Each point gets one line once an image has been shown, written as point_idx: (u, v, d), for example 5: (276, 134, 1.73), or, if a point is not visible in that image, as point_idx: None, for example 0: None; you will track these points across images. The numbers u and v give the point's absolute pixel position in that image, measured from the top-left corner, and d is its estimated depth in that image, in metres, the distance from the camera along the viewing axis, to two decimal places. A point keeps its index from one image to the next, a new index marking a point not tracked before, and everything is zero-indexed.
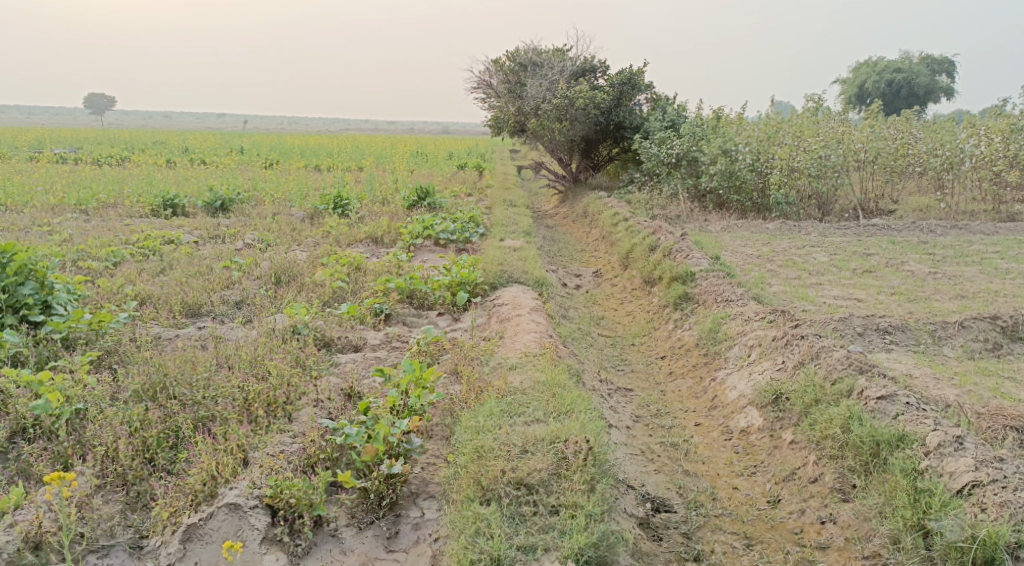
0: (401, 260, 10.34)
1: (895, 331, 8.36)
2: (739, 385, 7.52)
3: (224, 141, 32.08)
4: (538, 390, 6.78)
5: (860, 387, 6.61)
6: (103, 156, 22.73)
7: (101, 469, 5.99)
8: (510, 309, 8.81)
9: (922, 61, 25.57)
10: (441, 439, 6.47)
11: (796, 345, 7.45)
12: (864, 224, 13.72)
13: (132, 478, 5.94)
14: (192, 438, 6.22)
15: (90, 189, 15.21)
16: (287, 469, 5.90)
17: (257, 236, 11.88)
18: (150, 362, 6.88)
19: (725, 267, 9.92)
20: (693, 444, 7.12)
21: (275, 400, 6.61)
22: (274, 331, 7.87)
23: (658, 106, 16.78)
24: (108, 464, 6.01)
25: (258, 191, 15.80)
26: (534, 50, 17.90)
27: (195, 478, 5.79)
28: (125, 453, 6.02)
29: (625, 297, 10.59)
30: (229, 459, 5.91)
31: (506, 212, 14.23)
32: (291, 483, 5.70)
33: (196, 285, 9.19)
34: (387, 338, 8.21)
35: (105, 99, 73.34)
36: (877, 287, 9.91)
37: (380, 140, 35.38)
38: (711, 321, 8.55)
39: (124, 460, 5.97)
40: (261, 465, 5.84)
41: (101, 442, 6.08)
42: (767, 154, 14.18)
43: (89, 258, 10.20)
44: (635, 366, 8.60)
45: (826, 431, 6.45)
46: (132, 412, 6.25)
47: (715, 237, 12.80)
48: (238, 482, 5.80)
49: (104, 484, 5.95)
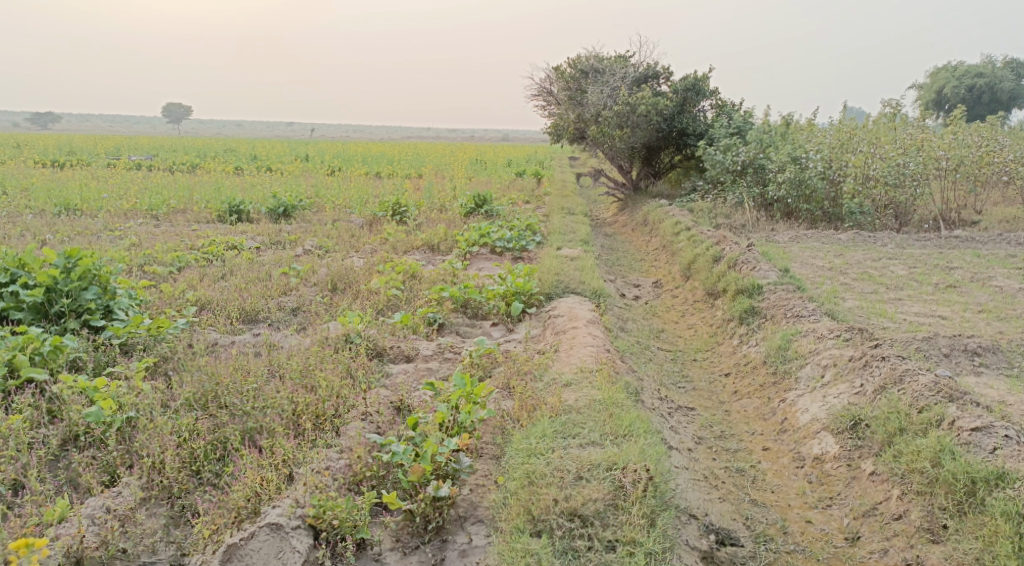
0: (457, 268, 10.05)
1: (984, 352, 7.81)
2: (812, 409, 7.01)
3: (290, 148, 32.46)
4: (594, 409, 6.38)
5: (951, 416, 6.08)
6: (176, 163, 23.07)
7: (148, 481, 5.72)
8: (567, 322, 8.42)
9: (1005, 65, 24.48)
10: (492, 459, 6.09)
11: (876, 367, 6.95)
12: (944, 236, 13.00)
13: (178, 491, 5.68)
14: (238, 450, 5.96)
15: (161, 194, 15.32)
16: (331, 488, 5.60)
17: (317, 242, 11.71)
18: (204, 370, 6.65)
19: (796, 280, 9.40)
20: (761, 470, 6.64)
21: (323, 413, 6.33)
22: (326, 340, 7.62)
23: (723, 113, 16.24)
24: (155, 475, 5.74)
25: (321, 198, 15.72)
26: (596, 56, 17.51)
27: (238, 494, 5.51)
28: (171, 464, 5.75)
29: (687, 309, 10.10)
30: (272, 474, 5.63)
31: (565, 221, 13.84)
32: (334, 503, 5.40)
33: (255, 291, 9.02)
34: (440, 349, 7.88)
35: (179, 107, 75.23)
36: (963, 304, 9.30)
37: (442, 148, 35.46)
38: (781, 338, 8.04)
39: (170, 472, 5.70)
40: (305, 483, 5.54)
41: (149, 453, 5.83)
42: (839, 162, 13.58)
43: (154, 263, 10.16)
44: (697, 384, 8.12)
45: (913, 465, 5.92)
46: (182, 421, 6.00)
47: (783, 247, 12.23)
48: (281, 500, 5.51)
49: (149, 497, 5.68)
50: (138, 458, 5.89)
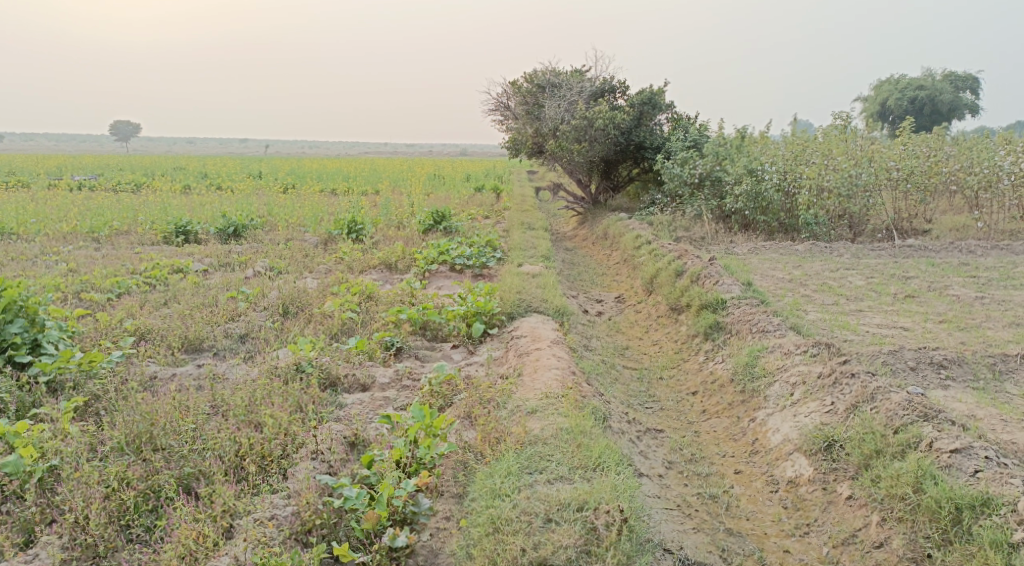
0: (415, 288, 9.70)
1: (950, 365, 7.68)
2: (783, 429, 6.80)
3: (242, 165, 31.77)
4: (560, 440, 6.08)
5: (929, 437, 5.90)
6: (120, 183, 22.40)
7: (71, 539, 5.31)
8: (529, 343, 8.11)
9: (945, 77, 24.82)
10: (453, 498, 5.76)
11: (847, 384, 6.75)
12: (898, 245, 12.97)
13: (104, 551, 5.27)
14: (173, 501, 5.57)
15: (103, 215, 14.76)
16: (275, 541, 5.24)
17: (268, 263, 11.28)
18: (138, 408, 6.21)
19: (759, 294, 9.22)
20: (735, 496, 6.39)
21: (269, 453, 5.96)
22: (275, 370, 7.23)
23: (679, 126, 16.14)
24: (78, 533, 5.32)
25: (273, 216, 15.25)
26: (552, 70, 17.29)
27: (171, 553, 5.13)
28: (97, 521, 5.34)
29: (651, 325, 9.87)
30: (210, 529, 5.24)
31: (525, 236, 13.57)
32: (279, 560, 5.03)
33: (199, 318, 8.59)
34: (397, 376, 7.54)
35: (127, 125, 73.59)
36: (923, 314, 9.20)
37: (398, 163, 35.02)
38: (748, 355, 7.82)
39: (95, 529, 5.29)
40: (247, 538, 5.17)
41: (72, 508, 5.42)
42: (795, 173, 13.51)
43: (91, 289, 9.69)
44: (665, 403, 7.87)
45: (892, 490, 5.72)
46: (110, 469, 5.60)
47: (743, 260, 12.09)
48: (219, 558, 5.13)
49: (71, 558, 5.25)
50: (60, 513, 5.48)
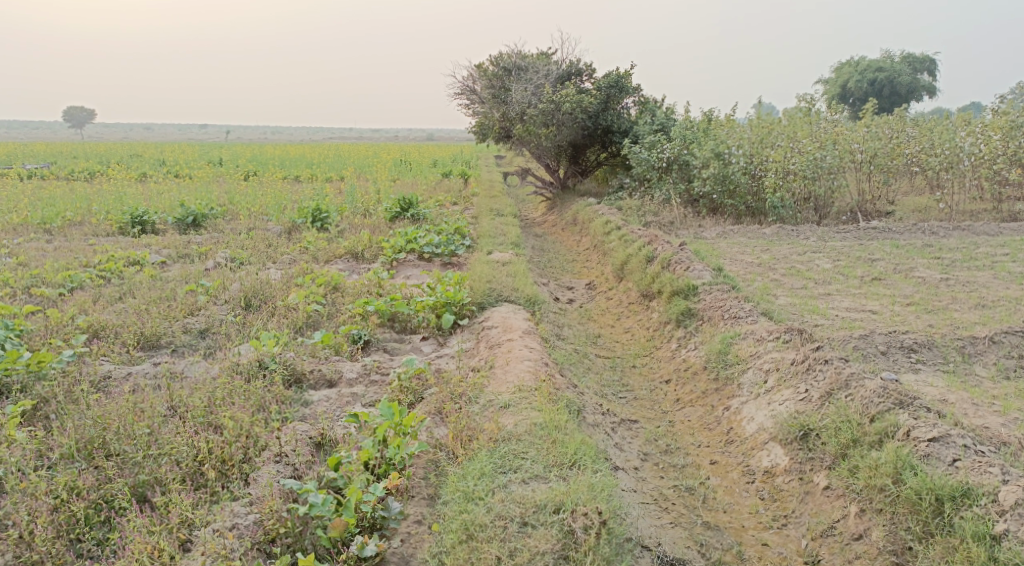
0: (382, 278, 9.48)
1: (921, 348, 7.64)
2: (758, 417, 6.72)
3: (202, 152, 31.13)
4: (534, 436, 5.94)
5: (906, 425, 5.83)
6: (75, 171, 21.78)
7: (15, 557, 5.09)
8: (500, 334, 7.95)
9: (903, 59, 24.92)
10: (424, 500, 5.58)
11: (820, 371, 6.67)
12: (863, 227, 12.98)
13: None
14: (126, 512, 5.37)
15: (56, 206, 14.33)
16: (237, 553, 5.06)
17: (230, 254, 10.98)
18: (89, 413, 6.01)
19: (730, 279, 9.12)
20: (711, 488, 6.30)
21: (229, 458, 5.76)
22: (238, 368, 7.00)
23: (647, 109, 16.01)
24: (23, 549, 5.12)
25: (234, 205, 14.89)
26: (517, 53, 17.04)
27: None
28: (43, 536, 5.13)
29: (622, 312, 9.76)
30: (166, 543, 5.04)
31: (493, 222, 13.38)
32: None
33: (157, 313, 8.32)
34: (365, 371, 7.34)
35: (82, 111, 71.83)
36: (891, 297, 9.17)
37: (364, 147, 34.60)
38: (720, 342, 7.72)
39: (41, 544, 5.08)
40: (205, 551, 4.98)
41: (17, 522, 5.21)
42: (760, 156, 13.45)
43: (42, 284, 9.36)
44: (638, 393, 7.75)
45: (871, 480, 5.66)
46: (59, 479, 5.40)
47: (711, 244, 12.01)
48: None
49: None
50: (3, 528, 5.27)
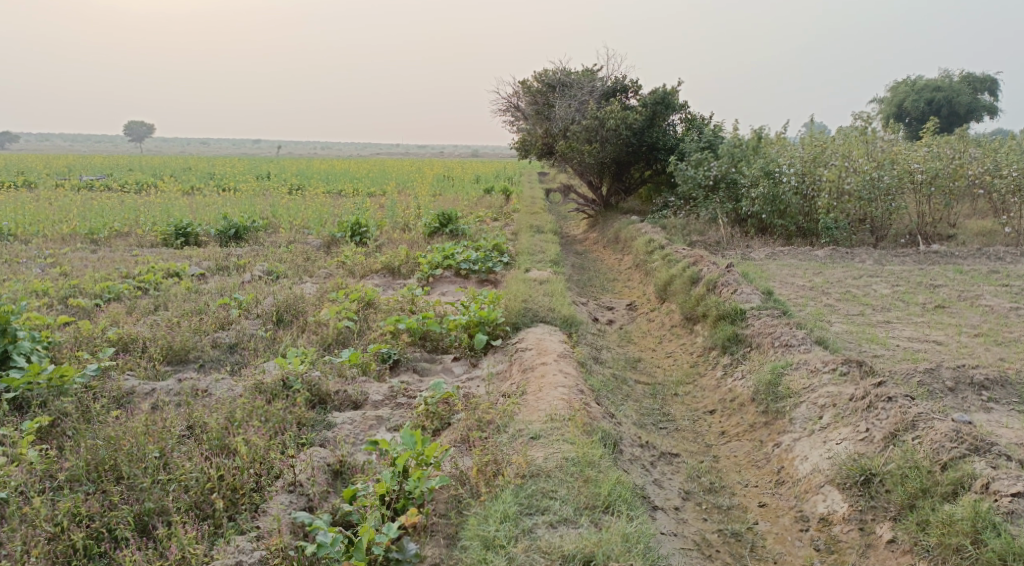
0: (417, 295, 9.05)
1: (992, 386, 6.99)
2: (812, 457, 6.17)
3: (253, 166, 31.24)
4: (566, 473, 5.49)
5: (984, 477, 5.30)
6: (126, 182, 21.86)
7: None
8: (535, 356, 7.49)
9: (962, 78, 24.01)
10: (444, 540, 5.17)
11: (882, 409, 6.09)
12: (922, 251, 12.29)
13: None
14: (129, 543, 5.03)
15: (105, 216, 14.25)
16: None
17: (267, 267, 10.72)
18: (103, 432, 5.68)
19: (780, 304, 8.52)
20: (760, 534, 5.78)
21: (241, 486, 5.39)
22: (260, 387, 6.64)
23: (693, 127, 15.49)
24: None
25: (277, 217, 14.68)
26: (563, 70, 16.72)
27: None
28: None
29: (664, 336, 9.23)
30: None
31: (534, 239, 12.96)
32: None
33: (186, 326, 8.01)
34: (391, 394, 6.92)
35: (141, 126, 73.48)
36: (956, 327, 8.51)
37: (410, 163, 34.57)
38: (770, 372, 7.15)
39: None
40: None
41: (16, 551, 4.88)
42: (813, 175, 12.87)
43: (80, 294, 9.17)
44: (680, 423, 7.22)
45: (945, 539, 5.14)
46: (60, 505, 5.09)
47: (760, 265, 11.44)
48: None
49: None
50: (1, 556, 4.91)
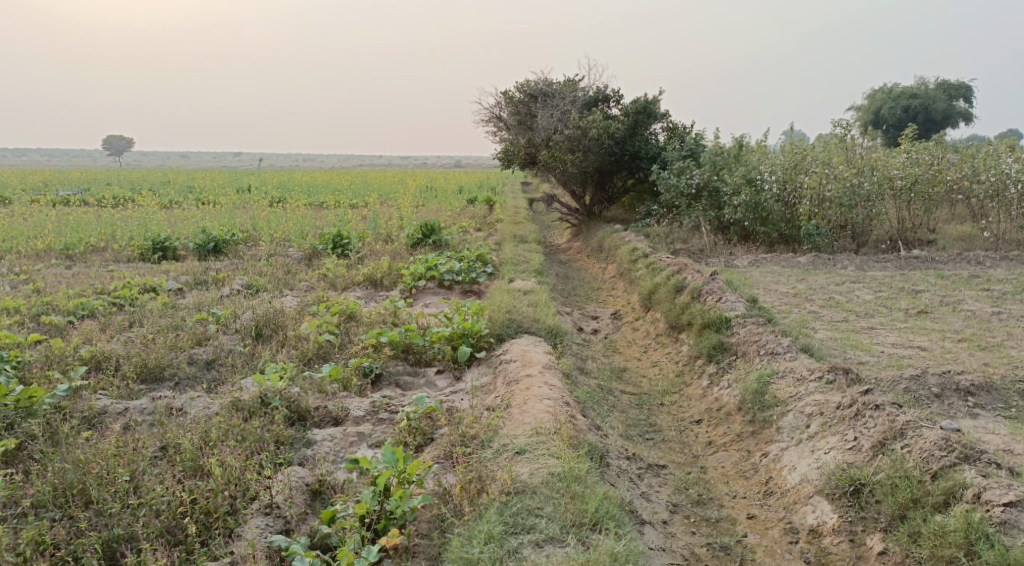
0: (399, 307, 8.91)
1: (978, 392, 6.94)
2: (800, 467, 6.09)
3: (235, 179, 30.98)
4: (552, 489, 5.38)
5: (975, 487, 5.24)
6: (105, 197, 21.58)
7: None
8: (518, 369, 7.37)
9: (938, 85, 24.17)
10: (427, 561, 5.05)
11: (870, 418, 6.02)
12: (903, 257, 12.27)
13: None
14: None
15: (82, 231, 14.02)
16: None
17: (246, 281, 10.55)
18: (71, 455, 5.51)
19: (765, 312, 8.46)
20: (749, 547, 5.68)
21: (215, 509, 5.26)
22: (238, 404, 6.49)
23: (675, 135, 15.47)
24: None
25: (257, 230, 14.50)
26: (545, 79, 16.67)
27: None
28: None
29: (649, 345, 9.14)
30: None
31: (517, 249, 12.86)
32: None
33: (161, 342, 7.83)
34: (373, 409, 6.77)
35: (120, 140, 72.94)
36: (940, 332, 8.46)
37: (393, 175, 34.39)
38: (756, 381, 7.06)
39: None
40: None
41: None
42: (794, 183, 12.87)
43: (53, 311, 8.97)
44: (667, 434, 7.12)
45: (938, 550, 5.08)
46: (25, 533, 4.93)
47: (743, 273, 11.39)
48: None
49: None
50: None
